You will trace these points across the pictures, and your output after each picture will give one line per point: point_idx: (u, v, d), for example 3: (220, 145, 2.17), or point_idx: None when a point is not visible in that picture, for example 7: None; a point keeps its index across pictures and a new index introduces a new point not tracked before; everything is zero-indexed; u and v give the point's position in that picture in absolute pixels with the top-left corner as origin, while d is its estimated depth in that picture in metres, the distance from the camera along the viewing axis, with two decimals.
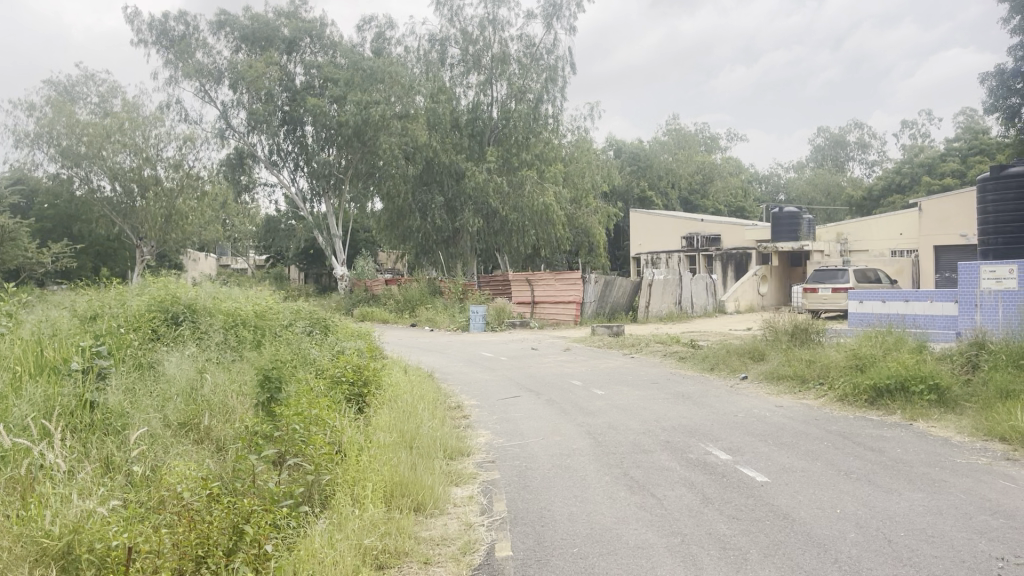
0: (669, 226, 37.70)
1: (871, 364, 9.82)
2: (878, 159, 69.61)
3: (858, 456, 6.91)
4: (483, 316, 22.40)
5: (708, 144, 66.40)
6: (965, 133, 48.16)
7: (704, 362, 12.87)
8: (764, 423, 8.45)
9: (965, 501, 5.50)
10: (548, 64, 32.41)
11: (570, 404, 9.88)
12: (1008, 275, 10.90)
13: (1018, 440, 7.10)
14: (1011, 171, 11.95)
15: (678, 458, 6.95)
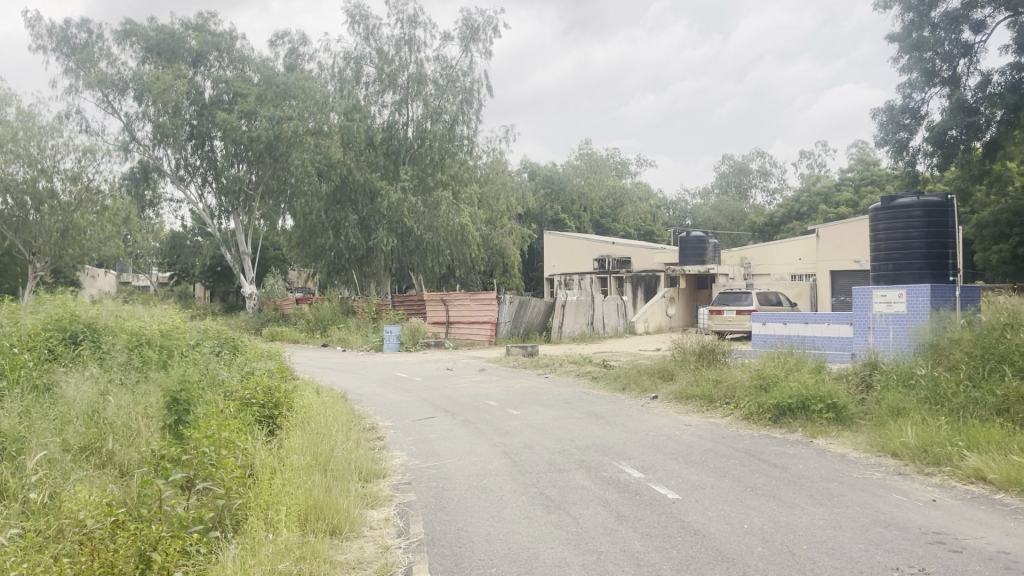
0: (582, 248, 38.34)
1: (774, 384, 10.21)
2: (779, 187, 72.53)
3: (762, 472, 7.17)
4: (397, 336, 22.24)
5: (618, 169, 67.96)
6: (858, 164, 50.83)
7: (616, 381, 13.12)
8: (674, 441, 8.68)
9: (862, 514, 5.79)
10: (464, 87, 32.77)
11: (486, 424, 9.90)
12: (898, 299, 11.53)
13: (909, 455, 7.54)
14: (898, 202, 12.73)
15: (592, 477, 7.06)
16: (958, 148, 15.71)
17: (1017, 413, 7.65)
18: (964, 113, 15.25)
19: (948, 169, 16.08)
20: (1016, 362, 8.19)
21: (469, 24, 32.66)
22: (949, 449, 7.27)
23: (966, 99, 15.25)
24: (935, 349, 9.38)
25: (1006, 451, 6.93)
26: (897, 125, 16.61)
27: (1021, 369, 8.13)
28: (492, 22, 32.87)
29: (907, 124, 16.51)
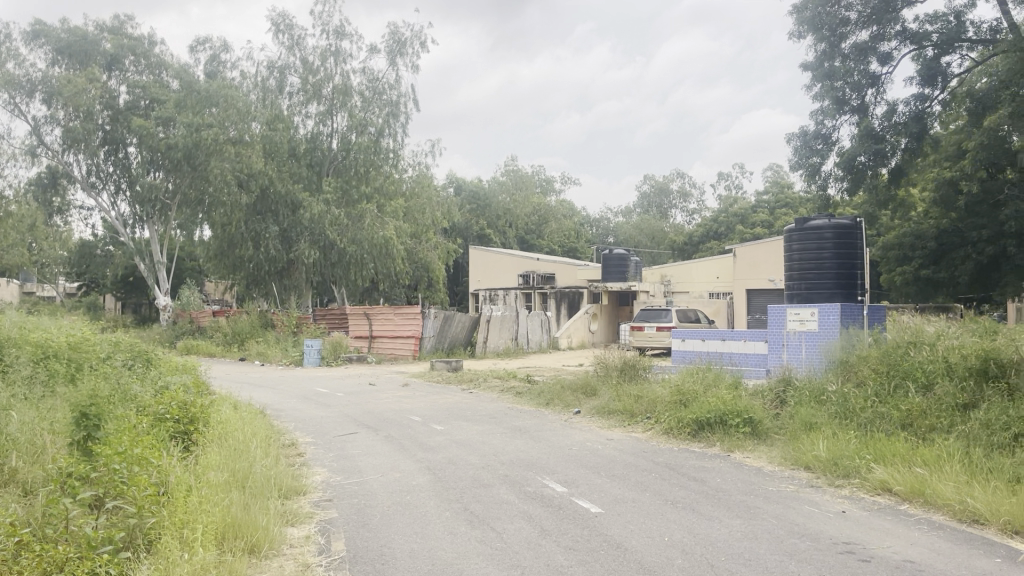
0: (506, 263, 38.48)
1: (693, 399, 10.43)
2: (698, 208, 74.44)
3: (682, 486, 7.31)
4: (318, 350, 21.84)
5: (543, 186, 68.62)
6: (773, 187, 52.66)
7: (539, 396, 13.19)
8: (596, 456, 8.77)
9: (777, 526, 5.96)
10: (390, 99, 32.75)
11: (409, 440, 9.81)
12: (811, 317, 11.97)
13: (820, 468, 7.79)
14: (811, 223, 13.22)
15: (516, 492, 7.07)
16: (866, 174, 16.22)
17: (920, 427, 8.00)
18: (871, 140, 15.84)
19: (856, 194, 16.60)
20: (919, 379, 8.55)
21: (396, 38, 32.59)
22: (858, 462, 7.56)
23: (873, 127, 15.86)
24: (845, 366, 9.75)
25: (910, 464, 7.25)
26: (810, 150, 17.15)
27: (923, 386, 8.48)
28: (420, 37, 32.84)
29: (819, 149, 17.07)
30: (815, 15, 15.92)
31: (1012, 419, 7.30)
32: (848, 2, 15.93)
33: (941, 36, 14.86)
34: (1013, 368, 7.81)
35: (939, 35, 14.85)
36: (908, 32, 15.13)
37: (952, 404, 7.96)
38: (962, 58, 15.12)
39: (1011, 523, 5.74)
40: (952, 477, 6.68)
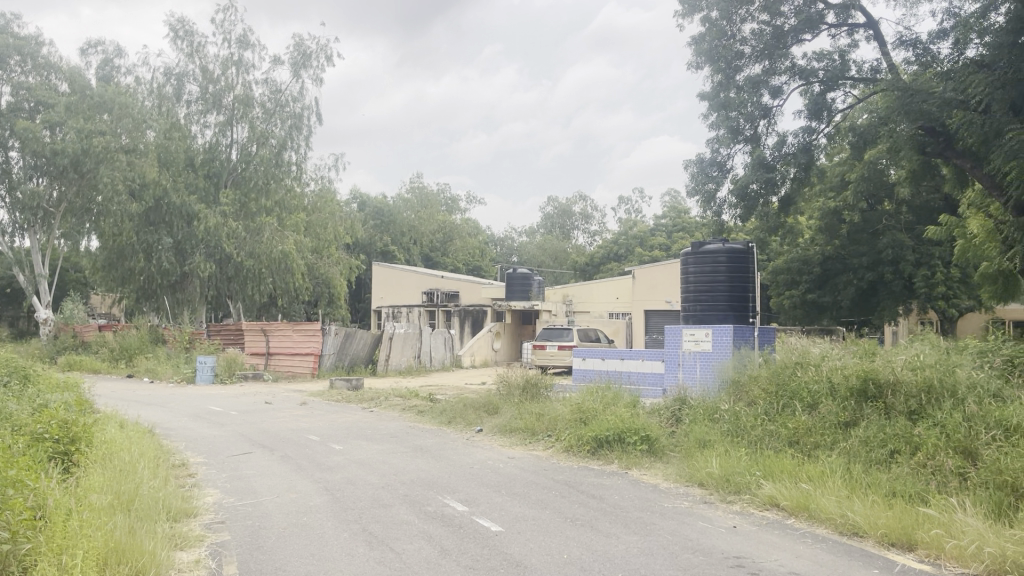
0: (410, 281, 38.23)
1: (593, 417, 10.60)
2: (599, 230, 76.00)
3: (581, 503, 7.41)
4: (211, 367, 21.03)
5: (448, 205, 68.65)
6: (671, 212, 54.36)
7: (441, 415, 13.12)
8: (497, 474, 8.80)
9: (672, 542, 6.12)
10: (293, 112, 32.14)
11: (307, 460, 9.59)
12: (705, 338, 12.40)
13: (713, 484, 8.04)
14: (707, 247, 13.69)
15: (416, 512, 7.00)
16: (758, 202, 16.88)
17: (806, 444, 8.36)
18: (762, 169, 16.54)
19: (749, 221, 17.27)
20: (805, 399, 8.95)
21: (301, 50, 32.10)
22: (748, 478, 7.84)
23: (764, 156, 16.51)
24: (737, 386, 10.16)
25: (796, 480, 7.57)
26: (705, 176, 17.64)
27: (809, 405, 8.88)
28: (325, 50, 32.46)
29: (714, 176, 17.56)
30: (712, 47, 16.10)
31: (889, 436, 7.72)
32: (743, 36, 16.12)
33: (827, 74, 15.68)
34: (890, 389, 8.27)
35: (825, 72, 15.67)
36: (797, 67, 15.88)
37: (835, 422, 8.36)
38: (845, 95, 15.94)
39: (887, 535, 6.07)
40: (834, 492, 7.01)
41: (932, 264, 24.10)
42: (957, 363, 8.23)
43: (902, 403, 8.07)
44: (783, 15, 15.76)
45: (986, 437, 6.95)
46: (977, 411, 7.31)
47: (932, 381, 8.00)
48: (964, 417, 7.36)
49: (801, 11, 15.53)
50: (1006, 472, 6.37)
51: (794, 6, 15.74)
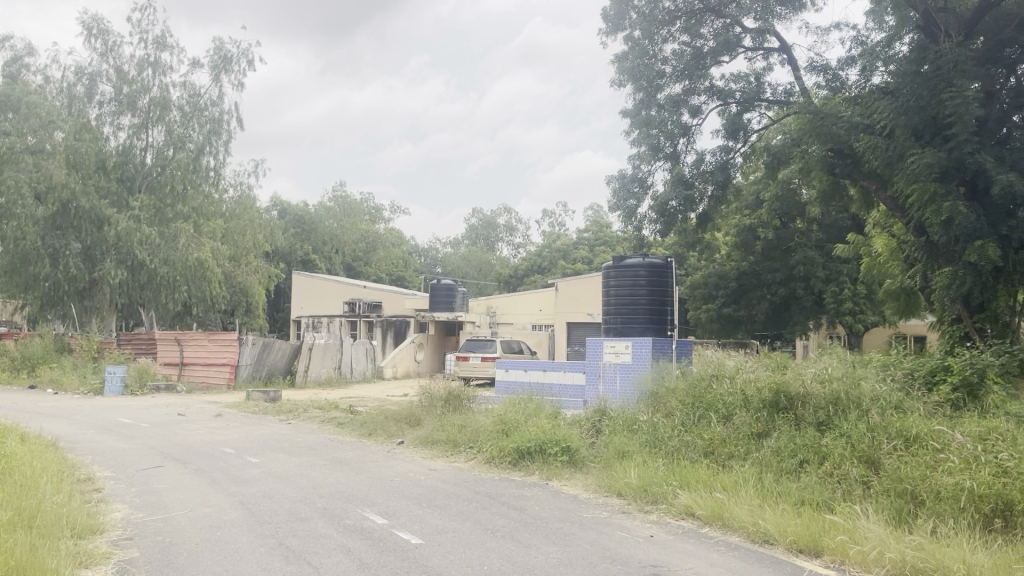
0: (331, 290, 37.70)
1: (515, 429, 10.65)
2: (523, 242, 76.46)
3: (502, 514, 7.43)
4: (121, 378, 20.38)
5: (372, 215, 68.04)
6: (593, 226, 55.19)
7: (361, 427, 12.93)
8: (418, 486, 8.75)
9: (590, 551, 6.19)
10: (212, 116, 31.83)
11: (222, 473, 9.34)
12: (625, 350, 12.68)
13: (631, 494, 8.17)
14: (627, 261, 13.93)
15: (334, 525, 6.90)
16: (677, 218, 17.27)
17: (720, 455, 8.58)
18: (682, 186, 16.95)
19: (668, 236, 17.64)
20: (720, 410, 9.21)
21: (222, 54, 31.42)
22: (665, 488, 8.00)
23: (683, 174, 16.89)
24: (655, 398, 10.40)
25: (711, 489, 7.76)
26: (627, 193, 17.88)
27: (723, 417, 9.13)
28: (248, 55, 31.84)
29: (635, 192, 17.81)
30: (635, 66, 16.44)
31: (799, 446, 8.00)
32: (664, 56, 16.52)
33: (743, 94, 16.20)
34: (799, 400, 8.58)
35: (741, 94, 16.20)
36: (716, 88, 16.35)
37: (748, 432, 8.61)
38: (760, 117, 16.48)
39: (796, 541, 6.28)
40: (747, 501, 7.23)
41: (840, 281, 25.10)
42: (862, 376, 8.63)
43: (811, 415, 8.38)
44: (702, 36, 16.20)
45: (887, 446, 7.29)
46: (879, 422, 7.67)
47: (838, 393, 8.36)
48: (867, 428, 7.73)
49: (719, 34, 16.00)
50: (906, 479, 6.70)
51: (713, 28, 16.23)
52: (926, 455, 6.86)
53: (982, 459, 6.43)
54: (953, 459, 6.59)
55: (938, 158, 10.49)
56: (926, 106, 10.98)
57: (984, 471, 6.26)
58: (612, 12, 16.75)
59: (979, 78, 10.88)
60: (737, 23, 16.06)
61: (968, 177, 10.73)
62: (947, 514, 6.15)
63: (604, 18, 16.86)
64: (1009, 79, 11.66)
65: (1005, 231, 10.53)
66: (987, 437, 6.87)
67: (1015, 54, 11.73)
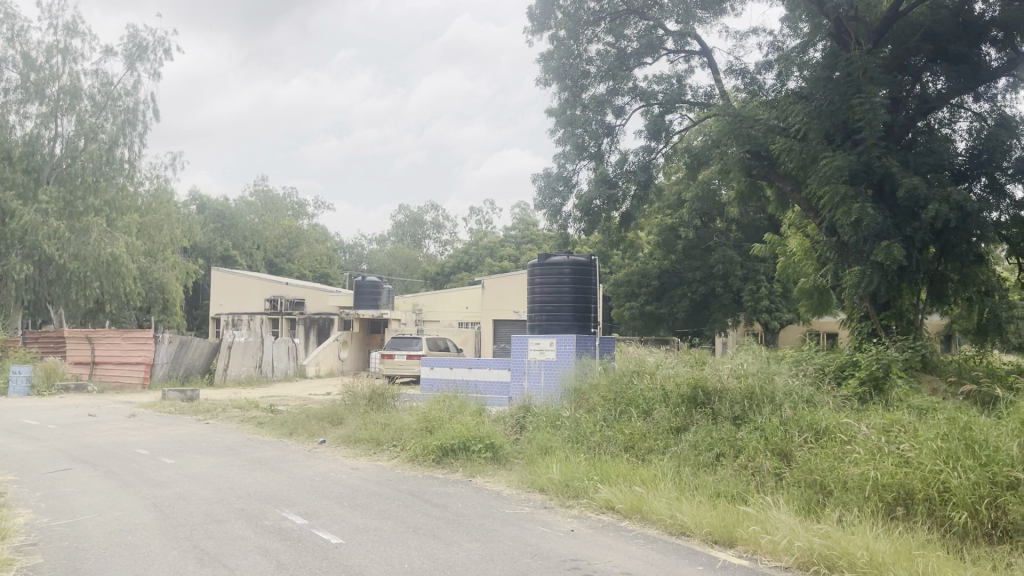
0: (252, 287, 36.86)
1: (438, 426, 10.63)
2: (450, 239, 76.27)
3: (424, 512, 7.40)
4: (27, 378, 19.51)
5: (295, 210, 66.84)
6: (520, 224, 55.51)
7: (282, 427, 12.68)
8: (340, 485, 8.64)
9: (511, 547, 6.23)
10: (126, 107, 30.52)
11: (134, 475, 9.04)
12: (549, 347, 12.86)
13: (553, 489, 8.24)
14: (552, 259, 14.05)
15: (251, 526, 6.76)
16: (601, 216, 17.46)
17: (640, 449, 8.73)
18: (605, 185, 17.14)
19: (592, 234, 17.83)
20: (640, 405, 9.39)
21: (137, 42, 30.38)
22: (586, 483, 8.08)
23: (607, 173, 17.08)
24: (579, 394, 10.53)
25: (631, 483, 7.89)
26: (553, 191, 17.99)
27: (643, 412, 9.32)
28: (163, 43, 30.85)
29: (561, 191, 17.93)
30: (560, 65, 16.57)
31: (715, 440, 8.21)
32: (588, 56, 16.69)
33: (665, 96, 16.49)
34: (716, 395, 8.83)
35: (664, 95, 16.49)
36: (638, 89, 16.59)
37: (667, 427, 8.80)
38: (682, 118, 16.80)
39: (710, 533, 6.43)
40: (665, 494, 7.37)
41: (758, 279, 26.20)
42: (776, 371, 8.92)
43: (728, 409, 8.62)
44: (626, 38, 16.40)
45: (799, 440, 7.56)
46: (791, 416, 7.95)
47: (754, 387, 8.62)
48: (780, 421, 8.00)
49: (643, 36, 16.24)
50: (815, 472, 6.95)
51: (636, 30, 16.46)
52: (835, 447, 7.14)
53: (886, 450, 6.72)
54: (859, 451, 6.86)
55: (849, 161, 10.89)
56: (838, 111, 11.38)
57: (887, 461, 6.55)
58: (538, 11, 16.84)
59: (887, 85, 11.36)
60: (659, 26, 16.33)
61: (876, 180, 11.17)
62: (853, 503, 6.40)
63: (529, 17, 16.93)
64: (914, 86, 12.25)
65: (910, 232, 11.02)
66: (890, 429, 7.18)
67: (920, 63, 12.37)
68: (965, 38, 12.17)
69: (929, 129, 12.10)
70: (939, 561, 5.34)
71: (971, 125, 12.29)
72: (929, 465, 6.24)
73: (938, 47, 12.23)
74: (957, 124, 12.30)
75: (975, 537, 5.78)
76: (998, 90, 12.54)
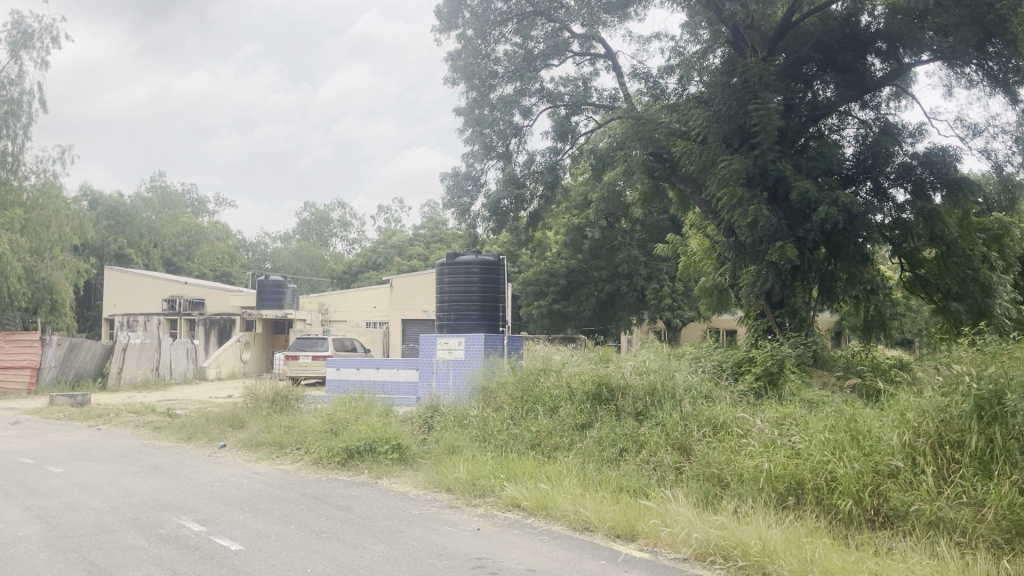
0: (148, 286, 35.47)
1: (344, 428, 10.47)
2: (357, 238, 75.31)
3: (328, 515, 7.29)
4: None
5: (195, 207, 64.76)
6: (429, 224, 55.29)
7: (180, 431, 12.26)
8: (240, 490, 8.41)
9: (417, 548, 6.20)
10: (9, 97, 28.91)
11: (17, 485, 8.57)
12: (457, 346, 12.89)
13: (460, 489, 8.23)
14: (461, 259, 14.04)
15: (146, 535, 6.51)
16: (508, 216, 17.54)
17: (546, 446, 8.83)
18: (513, 185, 17.19)
19: (501, 234, 17.90)
20: (546, 403, 9.52)
21: (21, 29, 28.80)
22: (492, 481, 8.11)
23: (515, 173, 17.13)
24: (487, 393, 10.58)
25: (536, 480, 7.96)
26: (461, 190, 17.98)
27: (549, 409, 9.45)
28: (51, 31, 29.32)
29: (468, 190, 17.93)
30: (466, 65, 16.57)
31: (618, 436, 8.38)
32: (496, 56, 16.74)
33: (571, 98, 16.70)
34: (619, 392, 9.04)
35: (570, 97, 16.69)
36: (545, 90, 16.75)
37: (572, 424, 8.94)
38: (588, 120, 17.05)
39: (614, 528, 6.55)
40: (569, 490, 7.47)
41: (660, 278, 26.93)
42: (676, 368, 9.17)
43: (630, 405, 8.81)
44: (533, 39, 16.55)
45: (697, 434, 7.79)
46: (690, 412, 8.19)
47: (655, 384, 8.84)
48: (680, 416, 8.24)
49: (549, 37, 16.42)
50: (713, 465, 7.17)
51: (543, 32, 16.64)
52: (732, 441, 7.38)
53: (779, 443, 6.99)
54: (754, 444, 7.12)
55: (745, 165, 11.29)
56: (735, 116, 11.81)
57: (780, 453, 6.82)
58: (445, 10, 16.78)
59: (780, 92, 11.82)
60: (565, 28, 16.53)
61: (771, 183, 11.62)
62: (748, 494, 6.65)
63: (437, 15, 16.86)
64: (806, 93, 12.70)
65: (802, 233, 11.51)
66: (782, 422, 7.49)
67: (812, 72, 12.85)
68: (852, 49, 12.84)
69: (819, 134, 12.65)
70: (826, 547, 5.58)
71: (857, 131, 12.89)
72: (818, 456, 6.54)
73: (828, 57, 12.81)
74: (845, 131, 12.90)
75: (859, 523, 6.06)
76: (882, 98, 13.25)
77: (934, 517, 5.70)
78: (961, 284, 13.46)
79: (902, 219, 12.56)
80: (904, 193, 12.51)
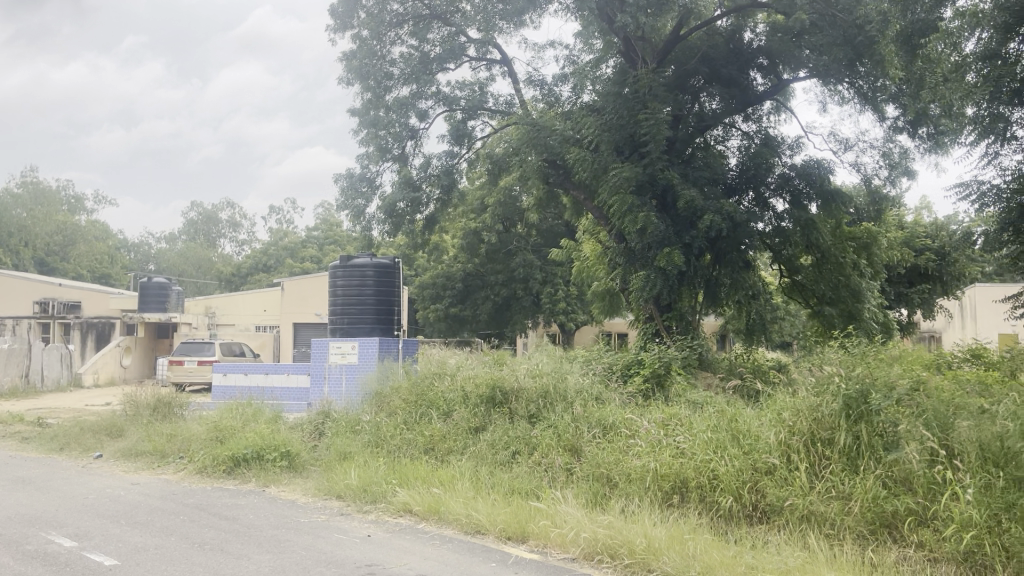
0: (18, 288, 33.36)
1: (230, 436, 10.14)
2: (247, 239, 73.10)
3: (212, 526, 7.04)
4: None
5: (72, 205, 61.39)
6: (322, 226, 54.18)
7: (51, 441, 11.59)
8: (117, 503, 8.01)
9: (304, 557, 6.06)
10: None
11: None
12: (351, 351, 12.67)
13: (350, 495, 8.11)
14: (355, 261, 13.82)
15: (10, 553, 6.11)
16: (404, 219, 17.38)
17: (439, 450, 8.81)
18: (408, 188, 17.05)
19: (396, 236, 17.72)
20: (440, 407, 9.51)
21: None
22: (385, 487, 8.02)
23: (411, 176, 17.03)
24: (379, 397, 10.46)
25: (428, 484, 7.93)
26: (356, 192, 17.72)
27: (443, 413, 9.43)
28: None
29: (363, 192, 17.70)
30: (361, 65, 16.34)
31: (511, 439, 8.46)
32: (392, 58, 16.59)
33: (468, 102, 16.72)
34: (513, 395, 9.13)
35: (466, 101, 16.71)
36: (441, 94, 16.72)
37: (466, 427, 8.94)
38: (484, 125, 17.11)
39: (504, 530, 6.60)
40: (461, 494, 7.48)
41: (555, 283, 27.28)
42: (568, 371, 9.32)
43: (523, 408, 8.91)
44: (429, 42, 16.51)
45: (587, 435, 7.95)
46: (581, 413, 8.35)
47: (547, 387, 8.98)
48: (572, 418, 8.38)
49: (445, 41, 16.40)
50: (602, 465, 7.33)
51: (439, 35, 16.60)
52: (620, 441, 7.55)
53: (665, 443, 7.21)
54: (641, 444, 7.31)
55: (636, 172, 11.59)
56: (626, 125, 12.11)
57: (665, 453, 7.03)
58: (340, 9, 16.50)
59: (669, 103, 12.18)
60: (461, 32, 16.51)
61: (659, 191, 11.97)
62: (635, 493, 6.83)
63: (332, 14, 16.57)
64: (694, 104, 13.18)
65: (688, 240, 11.89)
66: (668, 423, 7.72)
67: (698, 84, 13.32)
68: (736, 63, 13.38)
69: (706, 145, 13.13)
70: (706, 543, 5.78)
71: (740, 143, 13.44)
72: (701, 455, 6.78)
73: (713, 71, 13.31)
74: (729, 142, 13.44)
75: (738, 519, 6.31)
76: (763, 112, 13.87)
77: (807, 511, 5.99)
78: (834, 289, 14.22)
79: (781, 227, 13.17)
80: (783, 203, 13.12)
